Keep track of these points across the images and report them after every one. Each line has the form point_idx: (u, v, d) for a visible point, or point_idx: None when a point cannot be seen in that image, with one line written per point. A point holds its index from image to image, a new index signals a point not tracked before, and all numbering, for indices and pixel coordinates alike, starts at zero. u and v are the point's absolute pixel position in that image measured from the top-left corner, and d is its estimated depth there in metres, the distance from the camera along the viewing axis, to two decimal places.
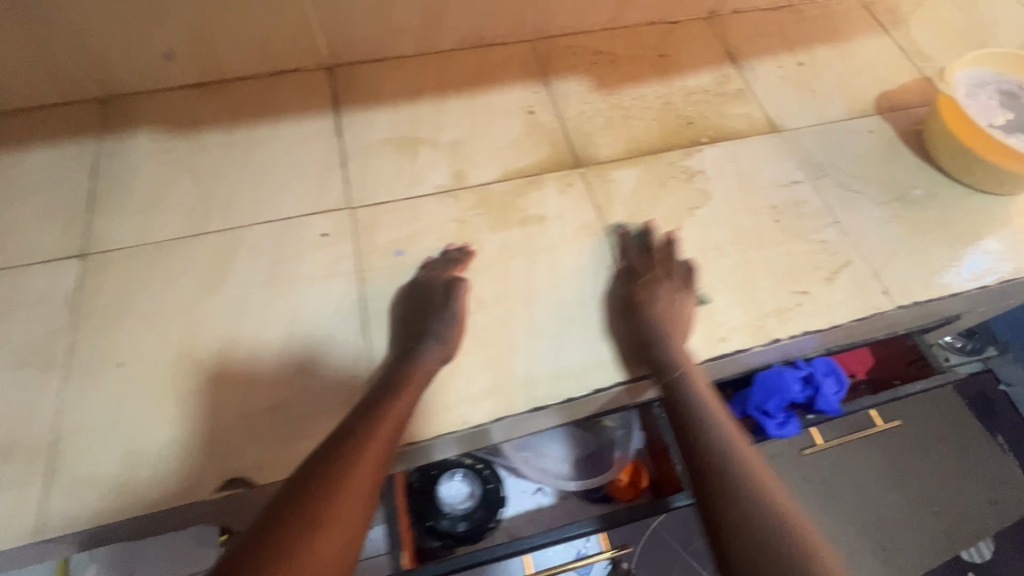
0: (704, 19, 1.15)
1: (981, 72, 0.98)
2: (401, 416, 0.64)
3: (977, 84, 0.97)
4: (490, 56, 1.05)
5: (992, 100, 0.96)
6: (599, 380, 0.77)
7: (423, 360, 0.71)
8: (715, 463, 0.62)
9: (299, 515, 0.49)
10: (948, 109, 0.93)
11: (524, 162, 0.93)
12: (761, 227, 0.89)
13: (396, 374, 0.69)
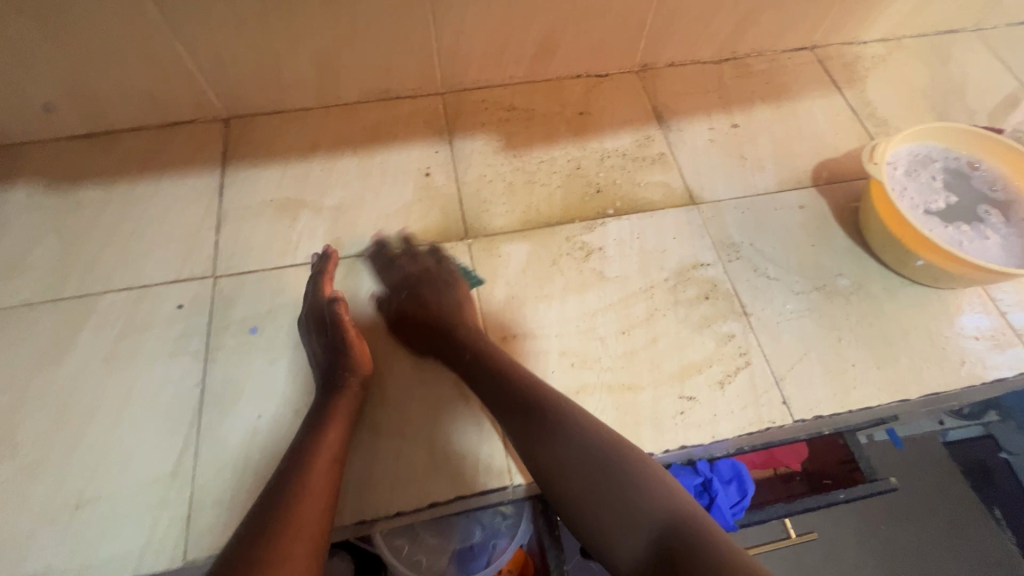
0: (635, 72, 1.07)
1: (924, 148, 0.88)
2: (337, 448, 0.63)
3: (920, 161, 0.87)
4: (396, 111, 1.00)
5: (934, 180, 0.85)
6: (440, 491, 0.69)
7: (341, 388, 0.68)
8: (586, 458, 0.58)
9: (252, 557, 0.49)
10: (878, 191, 0.83)
11: (409, 232, 0.88)
12: (655, 318, 0.81)
13: (322, 406, 0.66)
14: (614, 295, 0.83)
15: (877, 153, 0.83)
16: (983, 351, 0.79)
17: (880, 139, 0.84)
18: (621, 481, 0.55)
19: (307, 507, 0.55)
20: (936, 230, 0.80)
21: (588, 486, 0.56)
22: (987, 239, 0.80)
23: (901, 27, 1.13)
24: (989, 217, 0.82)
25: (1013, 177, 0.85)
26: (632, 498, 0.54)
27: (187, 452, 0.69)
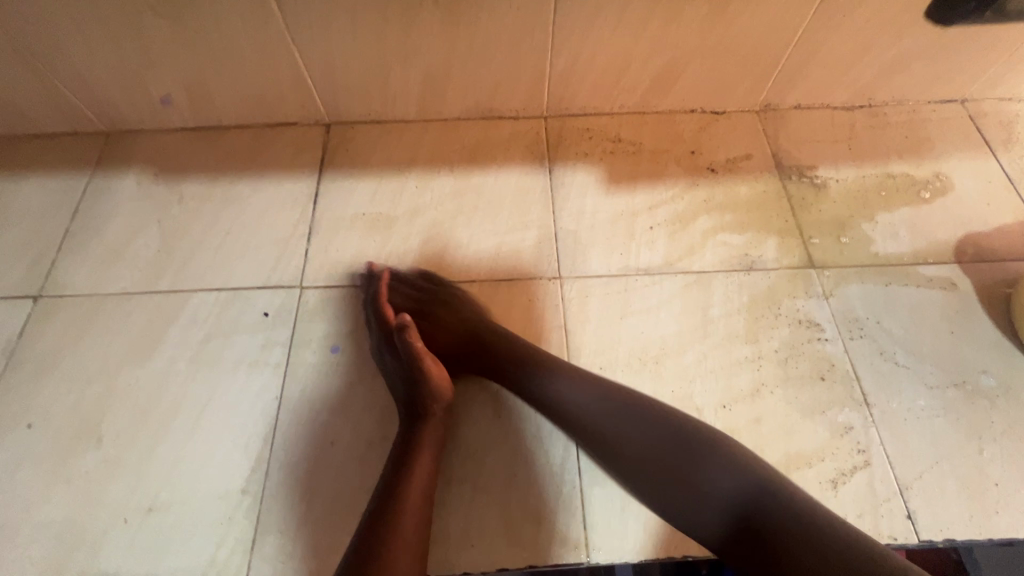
0: (756, 112, 0.98)
1: None
2: (426, 485, 0.61)
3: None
4: (497, 130, 0.96)
5: None
6: (510, 556, 0.64)
7: (431, 420, 0.66)
8: (616, 417, 0.59)
9: None
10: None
11: (500, 262, 0.84)
12: (761, 393, 0.73)
13: (411, 432, 0.65)
14: (716, 361, 0.75)
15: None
16: None
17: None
18: (639, 414, 0.59)
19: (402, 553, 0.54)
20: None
21: (671, 486, 0.55)
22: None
23: None
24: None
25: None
26: (706, 481, 0.53)
27: (259, 470, 0.68)
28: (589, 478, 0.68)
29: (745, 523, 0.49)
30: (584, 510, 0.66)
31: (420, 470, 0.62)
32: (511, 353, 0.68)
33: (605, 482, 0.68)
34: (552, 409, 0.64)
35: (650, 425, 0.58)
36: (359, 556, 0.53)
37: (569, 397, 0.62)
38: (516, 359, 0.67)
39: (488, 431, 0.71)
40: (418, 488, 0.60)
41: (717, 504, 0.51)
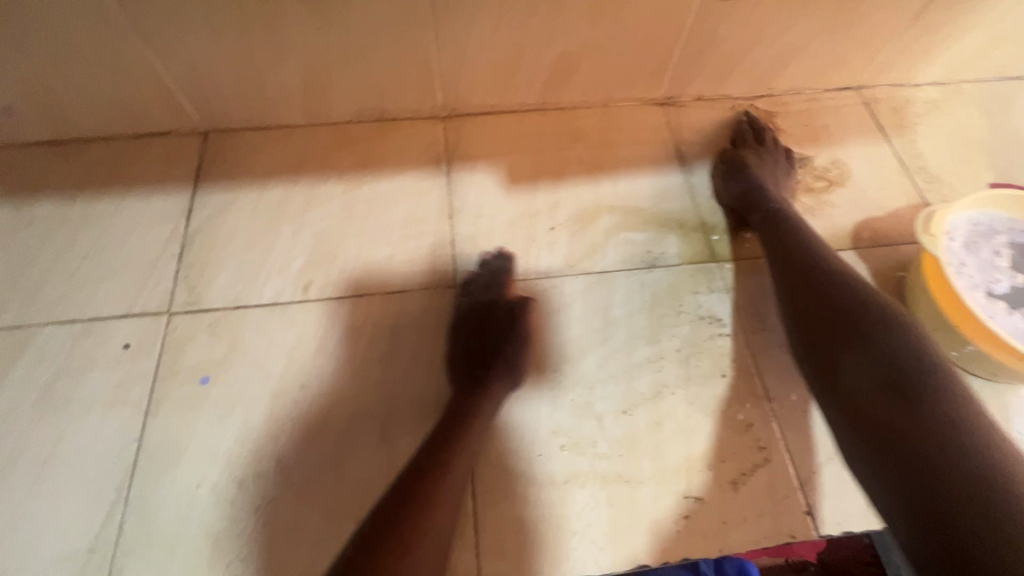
0: (659, 105, 0.97)
1: (987, 216, 0.76)
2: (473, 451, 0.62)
3: (982, 230, 0.75)
4: (393, 133, 0.91)
5: (998, 255, 0.73)
6: None
7: (492, 389, 0.67)
8: (883, 358, 0.57)
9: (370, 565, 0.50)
10: (933, 265, 0.72)
11: (393, 273, 0.78)
12: (663, 395, 0.70)
13: (476, 387, 0.67)
14: (617, 363, 0.72)
15: (932, 221, 0.72)
16: None
17: (936, 206, 0.72)
18: (892, 348, 0.57)
19: (440, 512, 0.56)
20: (1001, 318, 0.69)
21: (902, 410, 0.53)
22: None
23: (959, 71, 1.01)
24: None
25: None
26: (959, 437, 0.49)
27: (112, 523, 0.61)
28: (485, 500, 0.64)
29: (941, 462, 0.48)
30: (476, 536, 0.62)
31: (474, 435, 0.63)
32: (842, 287, 0.65)
33: (500, 503, 0.64)
34: (879, 337, 0.59)
35: (896, 352, 0.57)
36: (385, 520, 0.55)
37: (887, 333, 0.59)
38: (850, 296, 0.64)
39: (374, 458, 0.66)
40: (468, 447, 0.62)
41: (917, 464, 0.49)
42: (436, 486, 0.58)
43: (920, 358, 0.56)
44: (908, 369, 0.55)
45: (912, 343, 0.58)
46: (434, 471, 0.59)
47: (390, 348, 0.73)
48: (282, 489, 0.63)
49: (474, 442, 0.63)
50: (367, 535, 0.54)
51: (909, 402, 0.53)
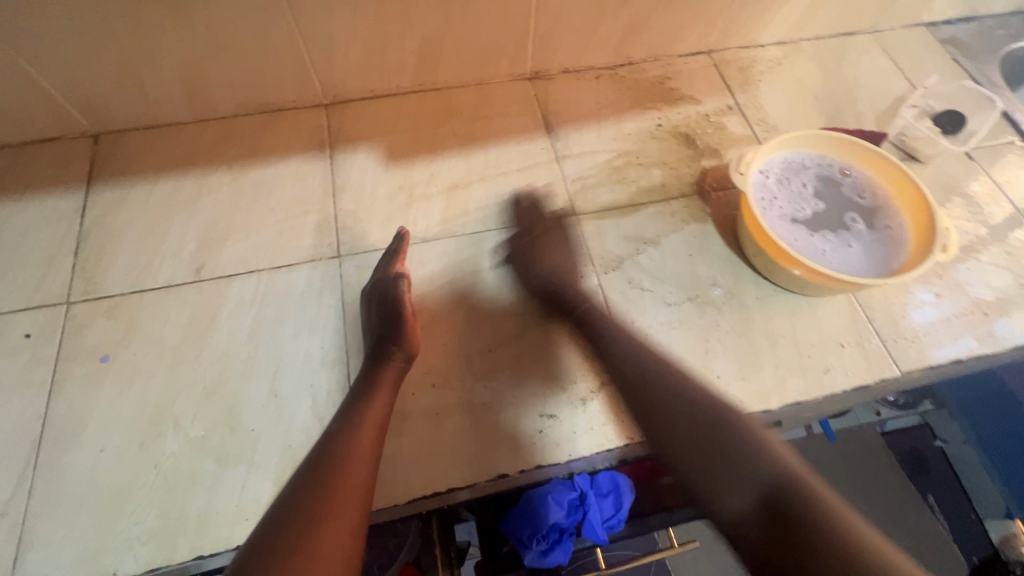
0: (527, 80, 1.06)
1: (798, 155, 0.88)
2: (382, 416, 0.67)
3: (790, 167, 0.87)
4: (280, 124, 0.98)
5: (805, 188, 0.85)
6: None
7: (386, 362, 0.71)
8: (697, 420, 0.62)
9: (287, 526, 0.54)
10: (751, 197, 0.82)
11: (281, 250, 0.86)
12: (524, 334, 0.80)
13: (369, 377, 0.70)
14: (484, 310, 0.82)
15: (745, 161, 0.82)
16: (848, 359, 0.80)
17: (750, 147, 0.82)
18: (709, 421, 0.61)
19: (351, 469, 0.60)
20: (799, 242, 0.81)
21: (704, 442, 0.60)
22: (851, 248, 0.80)
23: (796, 30, 1.13)
24: (855, 224, 0.83)
25: (884, 177, 0.86)
26: (746, 450, 0.57)
27: (22, 489, 0.67)
28: None
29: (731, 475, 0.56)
30: None
31: (378, 402, 0.68)
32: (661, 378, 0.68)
33: None
34: (658, 403, 0.66)
35: (729, 439, 0.59)
36: (305, 486, 0.58)
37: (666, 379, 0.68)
38: (685, 409, 0.64)
39: (262, 409, 0.73)
40: (365, 432, 0.64)
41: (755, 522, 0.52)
42: (346, 451, 0.62)
43: (703, 403, 0.64)
44: (703, 433, 0.61)
45: (689, 386, 0.66)
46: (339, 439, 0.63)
47: (276, 315, 0.80)
48: (177, 445, 0.70)
49: (380, 409, 0.67)
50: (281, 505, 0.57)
51: (778, 514, 0.51)
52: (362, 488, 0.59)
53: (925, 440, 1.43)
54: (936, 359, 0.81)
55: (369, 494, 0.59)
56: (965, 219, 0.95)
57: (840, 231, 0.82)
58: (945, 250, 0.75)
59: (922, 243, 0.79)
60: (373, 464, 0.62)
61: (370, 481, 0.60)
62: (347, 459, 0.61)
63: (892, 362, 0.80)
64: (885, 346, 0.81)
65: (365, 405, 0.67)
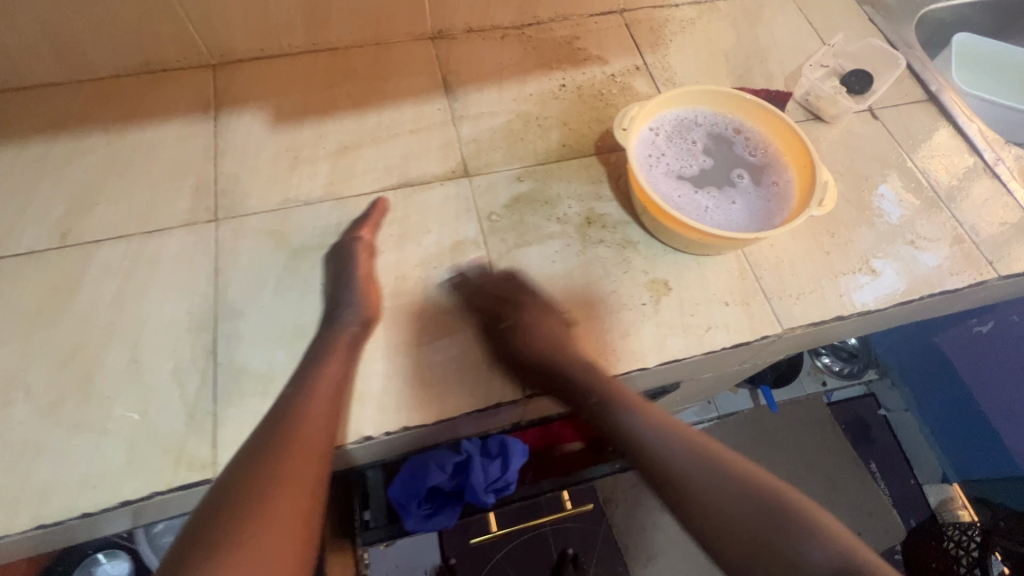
0: (430, 39, 1.02)
1: (689, 112, 0.86)
2: (338, 381, 0.65)
3: (680, 124, 0.85)
4: (162, 85, 0.93)
5: (695, 145, 0.84)
6: (128, 488, 0.64)
7: (342, 326, 0.71)
8: (737, 496, 0.58)
9: (249, 497, 0.52)
10: (634, 154, 0.80)
11: (154, 214, 0.82)
12: (402, 296, 0.78)
13: (320, 343, 0.69)
14: (363, 272, 0.79)
15: (629, 118, 0.80)
16: (731, 317, 0.80)
17: (634, 102, 0.80)
18: (717, 497, 0.59)
19: (305, 430, 0.59)
20: (682, 199, 0.79)
21: (755, 516, 0.57)
22: (733, 205, 0.79)
23: None
24: (741, 180, 0.81)
25: (774, 134, 0.84)
26: (806, 526, 0.55)
27: None
28: (224, 399, 0.70)
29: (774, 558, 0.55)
30: (213, 430, 0.68)
31: (330, 368, 0.66)
32: (669, 447, 0.63)
33: (237, 400, 0.70)
34: (675, 483, 0.61)
35: (766, 506, 0.57)
36: (277, 445, 0.57)
37: (680, 455, 0.62)
38: (730, 491, 0.59)
39: (120, 376, 0.70)
40: (321, 398, 0.62)
41: None
42: (309, 409, 0.61)
43: (740, 473, 0.60)
44: (745, 512, 0.57)
45: (692, 448, 0.62)
46: (302, 398, 0.62)
47: (143, 282, 0.77)
48: (24, 413, 0.67)
49: (336, 373, 0.66)
50: (239, 466, 0.56)
51: None
52: (319, 451, 0.58)
53: (869, 410, 1.73)
54: (820, 315, 0.81)
55: (325, 458, 0.58)
56: (864, 177, 0.94)
57: (724, 188, 0.80)
58: (821, 204, 0.75)
59: (804, 198, 0.78)
60: (331, 425, 0.61)
61: (328, 443, 0.60)
62: (309, 417, 0.60)
63: (775, 319, 0.80)
64: (770, 303, 0.81)
65: (315, 374, 0.65)
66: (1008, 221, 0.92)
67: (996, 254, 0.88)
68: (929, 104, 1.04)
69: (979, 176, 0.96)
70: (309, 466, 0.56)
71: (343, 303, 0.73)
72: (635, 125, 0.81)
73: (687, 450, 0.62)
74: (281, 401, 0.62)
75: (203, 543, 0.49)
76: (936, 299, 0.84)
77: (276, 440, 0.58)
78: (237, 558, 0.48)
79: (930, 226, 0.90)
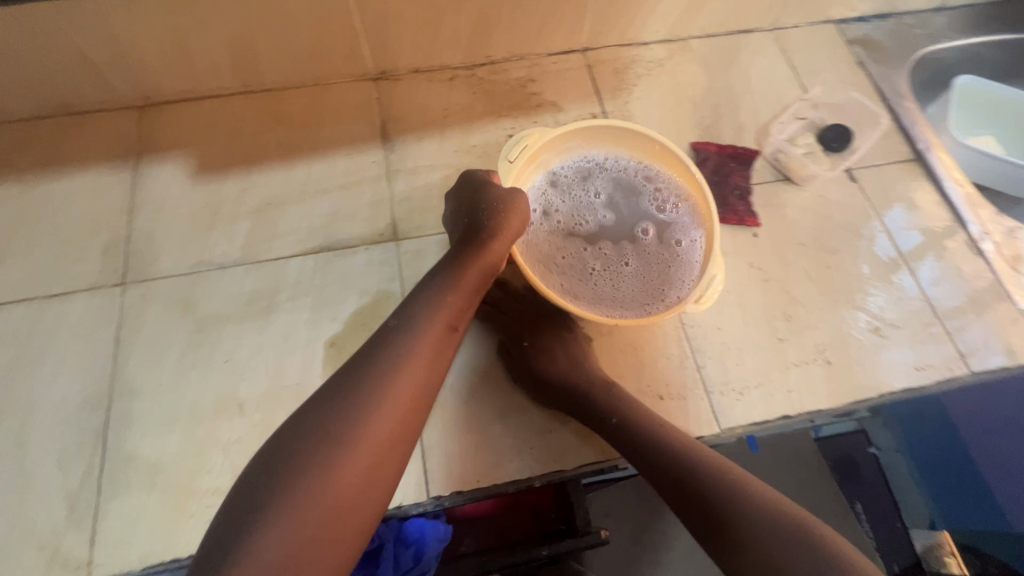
0: (372, 80, 0.95)
1: (600, 153, 0.80)
2: (458, 309, 0.62)
3: (580, 173, 0.79)
4: (83, 127, 0.88)
5: (596, 194, 0.79)
6: None
7: (480, 251, 0.65)
8: (775, 522, 0.54)
9: (336, 414, 0.51)
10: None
11: (58, 275, 0.78)
12: (311, 377, 0.73)
13: (450, 262, 0.65)
14: (270, 349, 0.74)
15: (511, 167, 0.74)
16: (666, 412, 0.74)
17: (531, 130, 0.74)
18: (758, 517, 0.54)
19: (419, 353, 0.56)
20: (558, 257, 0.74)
21: (796, 549, 0.52)
22: (616, 268, 0.75)
23: (683, 27, 1.02)
24: (643, 239, 0.76)
25: (686, 189, 0.77)
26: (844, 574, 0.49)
27: None
28: (109, 491, 0.66)
29: None
30: (93, 525, 0.64)
31: (457, 294, 0.62)
32: (724, 473, 0.58)
33: (121, 493, 0.66)
34: (706, 488, 0.58)
35: (811, 542, 0.52)
36: (371, 360, 0.55)
37: (736, 486, 0.57)
38: (779, 518, 0.54)
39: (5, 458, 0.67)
40: (426, 342, 0.57)
41: None
42: (421, 338, 0.57)
43: (782, 509, 0.55)
44: (784, 550, 0.52)
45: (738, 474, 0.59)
46: (421, 321, 0.58)
47: (39, 352, 0.73)
48: None
49: (463, 296, 0.62)
50: (341, 374, 0.55)
51: None
52: (416, 382, 0.55)
53: None
54: (763, 414, 0.74)
55: (424, 388, 0.55)
56: (832, 251, 0.86)
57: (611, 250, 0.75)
58: (707, 288, 0.69)
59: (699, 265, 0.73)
60: (436, 357, 0.58)
61: (428, 375, 0.56)
62: (427, 348, 0.57)
63: (712, 418, 0.74)
64: (709, 398, 0.75)
65: (436, 301, 0.61)
66: (987, 306, 0.84)
67: (968, 346, 0.81)
68: (915, 164, 0.95)
69: (961, 252, 0.88)
70: (378, 455, 0.51)
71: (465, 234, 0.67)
72: (517, 174, 0.74)
73: (747, 483, 0.57)
74: (397, 313, 0.60)
75: (296, 469, 0.48)
76: (896, 397, 0.78)
77: (372, 353, 0.56)
78: (312, 481, 0.48)
79: (900, 311, 0.83)
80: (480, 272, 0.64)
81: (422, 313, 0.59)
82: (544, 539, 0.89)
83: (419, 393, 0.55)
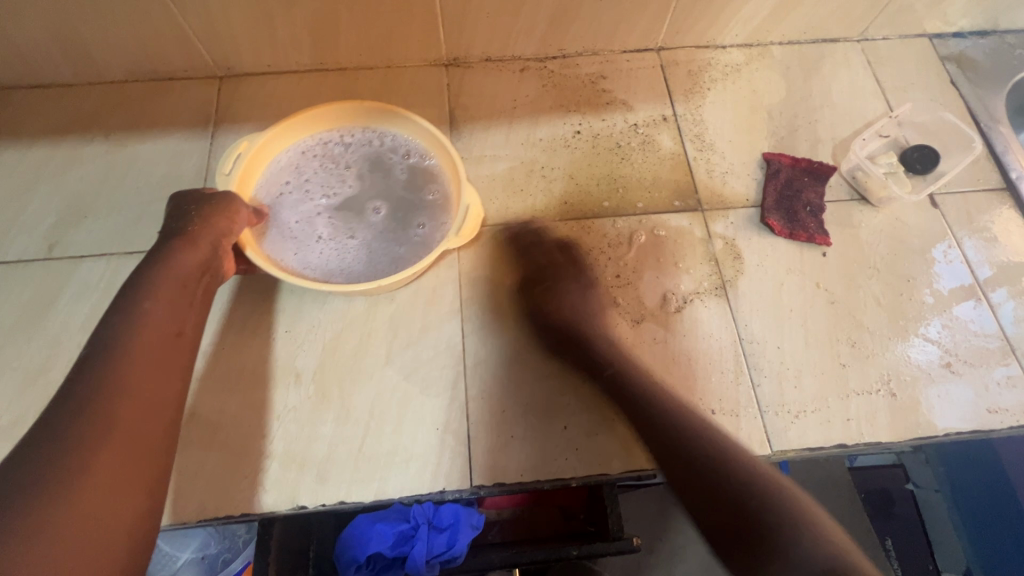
0: (443, 66, 0.95)
1: (317, 136, 0.78)
2: (176, 318, 0.56)
3: (323, 149, 0.78)
4: (168, 94, 0.91)
5: (317, 172, 0.77)
6: None
7: (188, 254, 0.59)
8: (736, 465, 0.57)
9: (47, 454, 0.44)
10: (246, 194, 0.73)
11: (136, 233, 0.82)
12: (364, 354, 0.74)
13: (161, 272, 0.57)
14: (329, 323, 0.76)
15: (234, 159, 0.70)
16: (716, 427, 0.72)
17: (244, 139, 0.71)
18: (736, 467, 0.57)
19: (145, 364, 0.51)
20: (270, 238, 0.73)
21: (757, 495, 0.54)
22: (358, 239, 0.75)
23: (765, 32, 0.98)
24: (376, 214, 0.77)
25: (430, 152, 0.77)
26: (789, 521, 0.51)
27: None
28: None
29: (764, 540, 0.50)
30: None
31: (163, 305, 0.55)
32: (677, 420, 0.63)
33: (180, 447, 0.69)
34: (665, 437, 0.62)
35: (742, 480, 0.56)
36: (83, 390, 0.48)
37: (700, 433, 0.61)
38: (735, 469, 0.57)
39: None
40: (152, 346, 0.53)
41: None
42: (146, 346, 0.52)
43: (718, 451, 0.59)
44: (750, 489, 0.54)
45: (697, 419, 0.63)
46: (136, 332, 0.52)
47: None
48: None
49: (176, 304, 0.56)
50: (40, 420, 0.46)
51: None
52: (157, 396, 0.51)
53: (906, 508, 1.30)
54: (818, 440, 0.72)
55: (167, 402, 0.51)
56: (905, 278, 0.82)
57: (312, 223, 0.75)
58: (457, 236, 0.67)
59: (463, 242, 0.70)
60: (174, 365, 0.54)
61: (169, 384, 0.52)
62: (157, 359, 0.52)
63: (765, 438, 0.72)
64: (763, 417, 0.73)
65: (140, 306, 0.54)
66: None
67: None
68: (1004, 194, 0.89)
69: None
70: (124, 478, 0.46)
71: (171, 241, 0.60)
72: (247, 165, 0.72)
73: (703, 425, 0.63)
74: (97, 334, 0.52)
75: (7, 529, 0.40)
76: (963, 437, 0.74)
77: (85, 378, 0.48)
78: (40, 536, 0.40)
79: (976, 349, 0.78)
80: (187, 275, 0.58)
81: (136, 326, 0.53)
82: (573, 539, 0.88)
83: (153, 400, 0.50)
